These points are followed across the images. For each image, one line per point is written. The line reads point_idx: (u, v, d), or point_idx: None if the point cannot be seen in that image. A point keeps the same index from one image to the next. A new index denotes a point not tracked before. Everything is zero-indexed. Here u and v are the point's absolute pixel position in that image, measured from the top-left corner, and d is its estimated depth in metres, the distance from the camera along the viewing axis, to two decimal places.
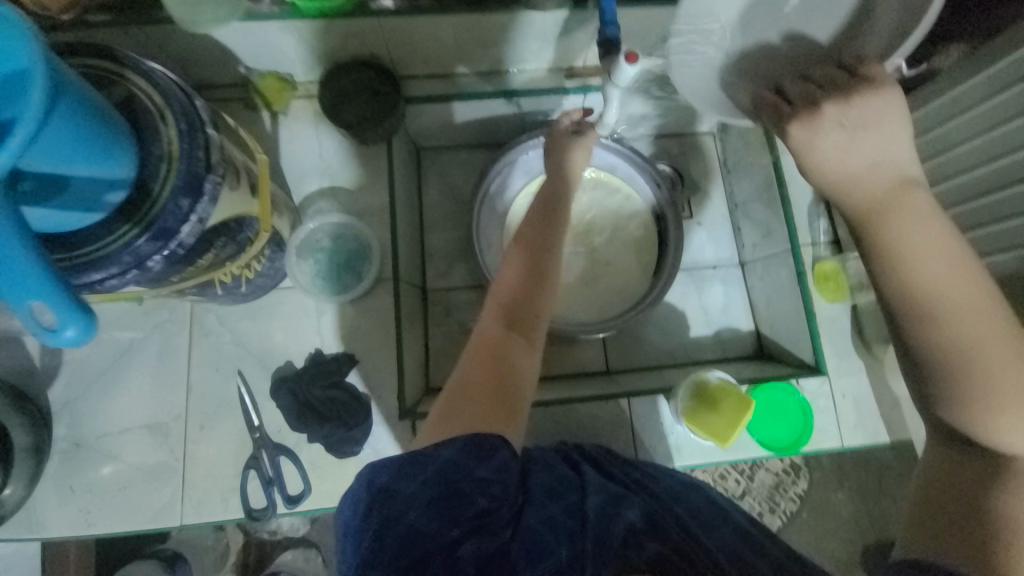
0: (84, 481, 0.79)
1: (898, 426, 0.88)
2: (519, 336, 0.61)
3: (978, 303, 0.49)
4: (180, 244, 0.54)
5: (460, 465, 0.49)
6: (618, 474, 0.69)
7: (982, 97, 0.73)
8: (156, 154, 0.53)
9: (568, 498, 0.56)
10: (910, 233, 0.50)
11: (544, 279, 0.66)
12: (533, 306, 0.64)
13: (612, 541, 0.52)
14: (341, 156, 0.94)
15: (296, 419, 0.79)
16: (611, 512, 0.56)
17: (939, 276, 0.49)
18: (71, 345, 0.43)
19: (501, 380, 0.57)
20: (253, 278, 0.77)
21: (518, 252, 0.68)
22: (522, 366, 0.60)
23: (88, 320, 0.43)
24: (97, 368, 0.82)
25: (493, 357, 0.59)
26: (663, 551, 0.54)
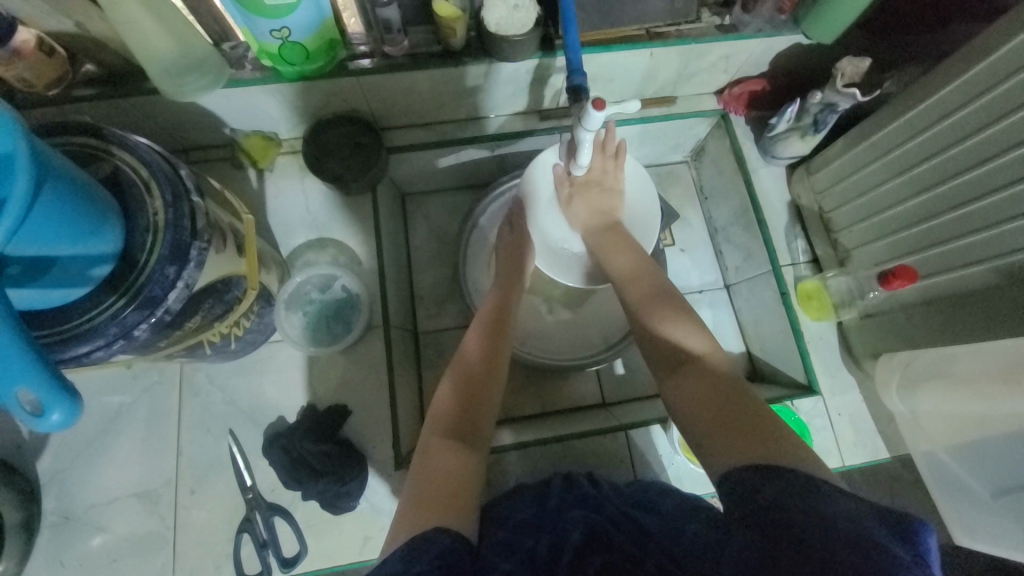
0: (72, 556, 0.76)
1: (896, 440, 0.88)
2: (460, 438, 0.63)
3: (652, 278, 0.74)
4: (168, 310, 0.55)
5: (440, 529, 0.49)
6: (587, 495, 0.67)
7: (928, 120, 0.72)
8: (143, 225, 0.54)
9: (525, 544, 0.57)
10: (620, 250, 0.78)
11: (489, 374, 0.69)
12: (476, 406, 0.66)
13: (560, 566, 0.54)
14: (328, 207, 0.95)
15: (290, 477, 0.78)
16: (561, 539, 0.58)
17: (624, 266, 0.76)
18: (57, 428, 0.44)
19: (440, 483, 0.57)
20: (242, 335, 0.77)
21: (469, 343, 0.73)
22: (464, 469, 0.60)
23: (73, 401, 0.44)
24: (86, 436, 0.80)
25: (433, 462, 0.59)
26: (609, 561, 0.54)
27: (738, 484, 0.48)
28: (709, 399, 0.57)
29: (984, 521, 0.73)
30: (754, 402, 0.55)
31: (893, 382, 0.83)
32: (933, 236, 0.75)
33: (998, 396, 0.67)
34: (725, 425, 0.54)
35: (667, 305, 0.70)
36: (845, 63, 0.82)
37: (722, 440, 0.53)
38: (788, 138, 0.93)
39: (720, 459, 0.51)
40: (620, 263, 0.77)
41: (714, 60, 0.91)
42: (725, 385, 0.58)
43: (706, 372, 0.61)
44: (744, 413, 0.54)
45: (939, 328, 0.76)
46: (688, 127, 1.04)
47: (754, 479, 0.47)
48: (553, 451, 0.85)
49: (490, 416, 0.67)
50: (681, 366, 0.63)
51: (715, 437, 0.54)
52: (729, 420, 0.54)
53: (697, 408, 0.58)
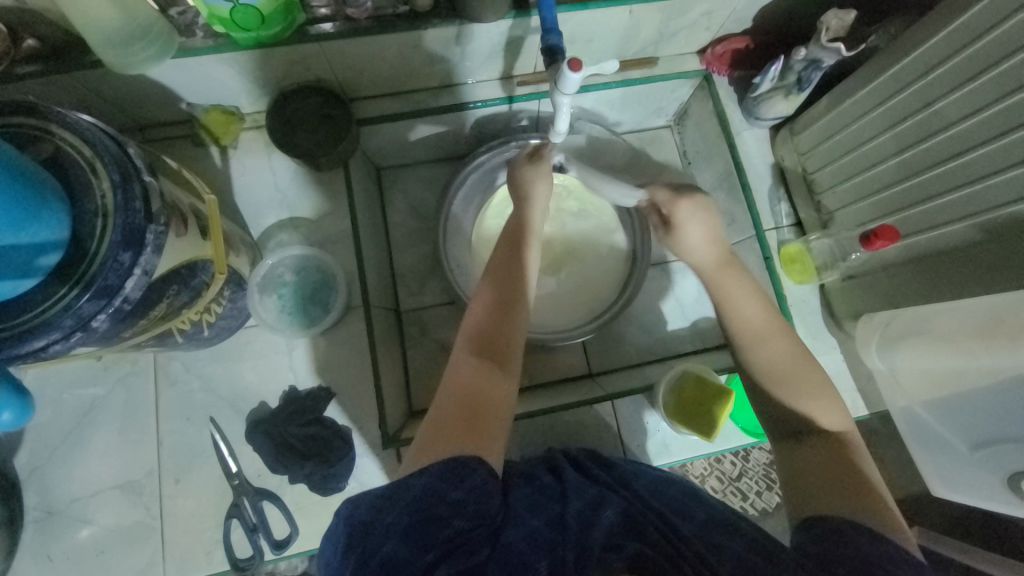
0: (57, 551, 0.75)
1: (875, 397, 0.90)
2: (493, 362, 0.64)
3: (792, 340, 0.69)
4: (126, 300, 0.52)
5: (436, 492, 0.50)
6: (601, 477, 0.67)
7: (913, 75, 0.70)
8: (90, 209, 0.51)
9: (550, 511, 0.57)
10: (737, 294, 0.73)
11: (516, 302, 0.69)
12: (503, 332, 0.66)
13: (592, 547, 0.52)
14: (299, 184, 0.91)
15: (276, 462, 0.77)
16: (590, 517, 0.56)
17: (755, 317, 0.71)
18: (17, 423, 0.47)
19: (475, 408, 0.59)
20: (215, 321, 0.75)
21: (494, 273, 0.72)
22: (496, 392, 0.61)
23: (24, 401, 0.46)
24: (61, 430, 0.78)
25: (468, 385, 0.61)
26: (642, 551, 0.53)
27: (829, 529, 0.53)
28: (821, 466, 0.59)
29: (961, 471, 0.76)
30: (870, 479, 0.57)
31: (873, 343, 0.84)
32: (914, 195, 0.74)
33: (975, 352, 0.68)
34: (840, 489, 0.56)
35: (809, 373, 0.66)
36: (829, 17, 0.79)
37: (831, 497, 0.56)
38: (772, 99, 0.91)
39: (812, 509, 0.55)
40: (745, 311, 0.72)
41: (696, 17, 0.88)
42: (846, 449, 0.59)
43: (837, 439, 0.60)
44: (861, 483, 0.56)
45: (920, 288, 0.77)
46: (670, 89, 1.01)
47: (845, 532, 0.51)
48: (542, 423, 0.86)
49: (520, 341, 0.67)
50: (799, 433, 0.63)
51: (813, 493, 0.57)
52: (833, 483, 0.57)
53: (802, 468, 0.59)
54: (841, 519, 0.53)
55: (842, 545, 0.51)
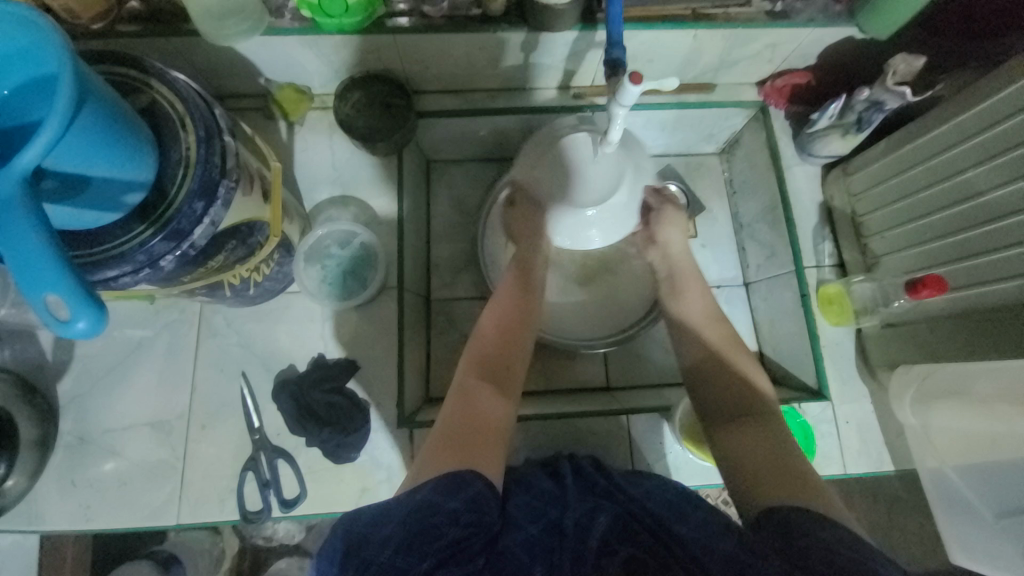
0: (85, 475, 0.80)
1: (903, 454, 0.86)
2: (494, 383, 0.67)
3: (735, 343, 0.76)
4: (193, 245, 0.56)
5: (432, 503, 0.51)
6: (598, 484, 0.67)
7: (978, 127, 0.69)
8: (175, 159, 0.55)
9: (547, 516, 0.58)
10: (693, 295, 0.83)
11: (519, 327, 0.75)
12: (505, 358, 0.71)
13: (587, 555, 0.53)
14: (354, 165, 0.96)
15: (296, 423, 0.80)
16: (586, 524, 0.57)
17: (699, 313, 0.81)
18: (83, 336, 0.45)
19: (473, 424, 0.61)
20: (261, 281, 0.79)
21: (500, 301, 0.78)
22: (497, 413, 0.64)
23: (100, 312, 0.46)
24: (107, 364, 0.83)
25: (469, 403, 0.64)
26: (636, 554, 0.54)
27: (786, 517, 0.53)
28: (762, 450, 0.62)
29: (984, 542, 0.72)
30: (796, 454, 0.62)
31: (907, 396, 0.80)
32: (966, 249, 0.72)
33: (1012, 418, 0.66)
34: (780, 472, 0.59)
35: (746, 362, 0.74)
36: (897, 61, 0.78)
37: (773, 484, 0.58)
38: (828, 136, 0.90)
39: (763, 504, 0.56)
40: (697, 305, 0.82)
41: (760, 48, 0.89)
42: (775, 431, 0.65)
43: (764, 424, 0.66)
44: (791, 461, 0.60)
45: (962, 345, 0.74)
46: (724, 117, 1.02)
47: (795, 519, 0.52)
48: (554, 427, 0.86)
49: (522, 370, 0.72)
50: (740, 419, 0.67)
51: (759, 482, 0.59)
52: (778, 469, 0.59)
53: (745, 456, 0.63)
54: (788, 509, 0.54)
55: (803, 538, 0.50)
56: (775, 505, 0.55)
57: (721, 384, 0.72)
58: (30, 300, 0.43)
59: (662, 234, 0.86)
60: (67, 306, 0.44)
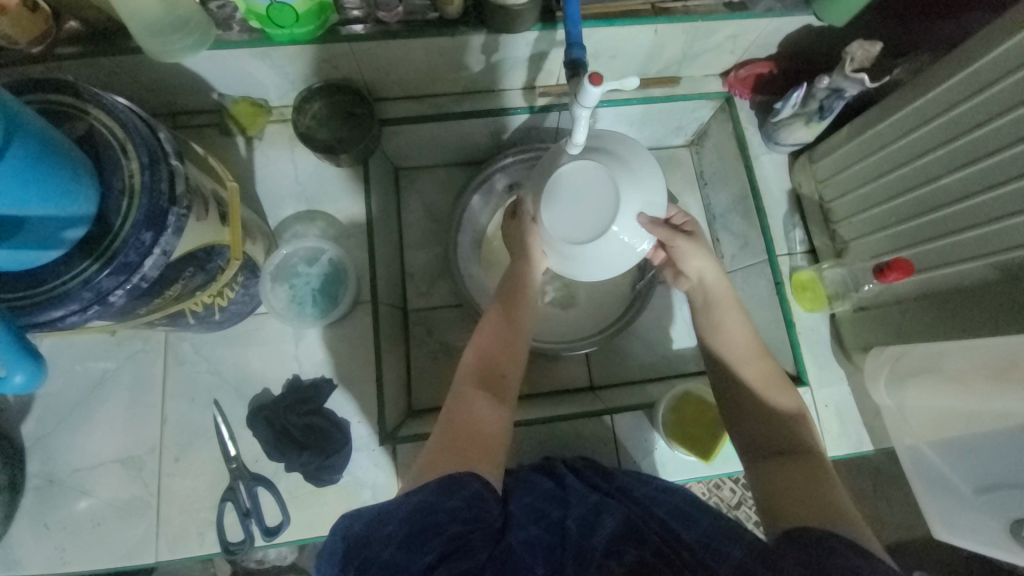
0: (56, 518, 0.76)
1: (881, 434, 0.88)
2: (492, 391, 0.63)
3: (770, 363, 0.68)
4: (144, 277, 0.54)
5: (431, 502, 0.50)
6: (603, 487, 0.69)
7: (936, 110, 0.70)
8: (117, 188, 0.53)
9: (550, 516, 0.59)
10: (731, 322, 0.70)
11: (515, 329, 0.69)
12: (504, 361, 0.66)
13: (592, 553, 0.53)
14: (319, 178, 0.93)
15: (274, 448, 0.78)
16: (591, 522, 0.58)
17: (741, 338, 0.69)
18: (21, 390, 0.44)
19: (472, 432, 0.58)
20: (227, 305, 0.76)
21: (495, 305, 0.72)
22: (495, 420, 0.60)
23: (37, 365, 0.44)
24: (71, 401, 0.80)
25: (464, 412, 0.60)
26: (643, 558, 0.53)
27: (818, 539, 0.50)
28: (794, 484, 0.58)
29: (963, 516, 0.74)
30: (833, 485, 0.57)
31: (881, 376, 0.81)
32: (931, 230, 0.73)
33: (987, 393, 0.66)
34: (814, 498, 0.55)
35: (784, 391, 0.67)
36: (855, 47, 0.79)
37: (803, 509, 0.55)
38: (792, 125, 0.91)
39: (790, 522, 0.54)
40: (736, 331, 0.70)
41: (721, 39, 0.89)
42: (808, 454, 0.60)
43: (797, 446, 0.62)
44: (826, 487, 0.57)
45: (929, 324, 0.75)
46: (690, 109, 1.03)
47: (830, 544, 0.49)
48: (539, 432, 0.85)
49: (520, 373, 0.67)
50: (781, 455, 0.61)
51: (791, 508, 0.56)
52: (810, 502, 0.55)
53: (783, 489, 0.57)
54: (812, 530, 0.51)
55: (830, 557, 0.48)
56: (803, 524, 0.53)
57: (749, 398, 0.67)
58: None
59: (691, 266, 0.72)
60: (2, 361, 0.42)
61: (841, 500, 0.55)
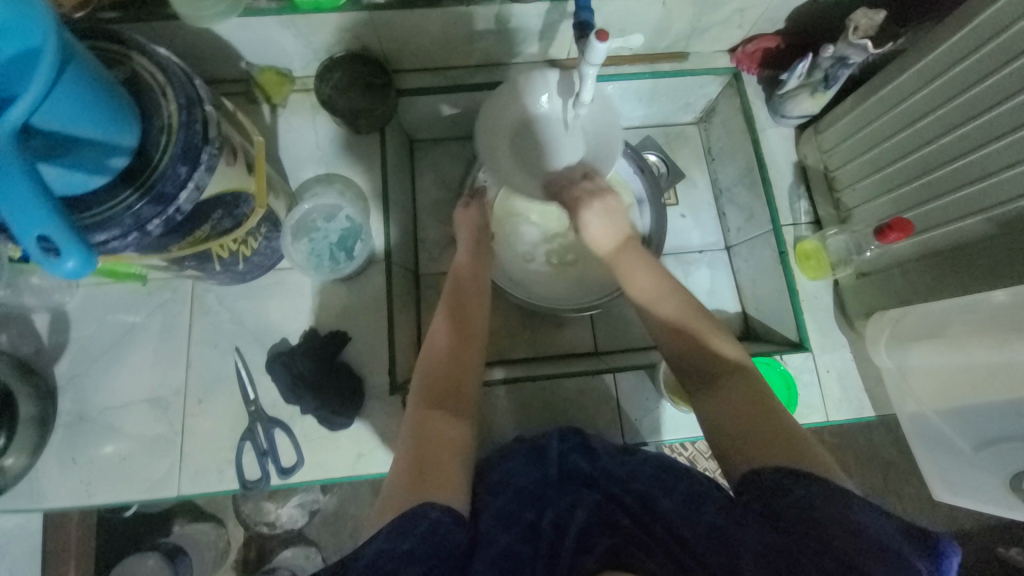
0: (85, 453, 0.81)
1: (883, 400, 0.88)
2: (445, 408, 0.65)
3: (687, 299, 0.70)
4: (178, 210, 0.59)
5: (386, 548, 0.51)
6: (581, 473, 0.72)
7: (935, 71, 0.71)
8: (157, 127, 0.57)
9: (524, 518, 0.64)
10: (637, 273, 0.74)
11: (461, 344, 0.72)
12: (454, 376, 0.69)
13: (566, 554, 0.61)
14: (338, 144, 0.97)
15: (290, 391, 0.82)
16: (565, 518, 0.65)
17: (649, 289, 0.72)
18: (71, 276, 0.47)
19: (428, 454, 0.60)
20: (250, 255, 0.81)
21: (439, 316, 0.75)
22: (449, 435, 0.63)
23: (89, 253, 0.47)
24: (101, 345, 0.85)
25: (421, 436, 0.62)
26: (617, 543, 0.62)
27: (775, 477, 0.52)
28: (742, 412, 0.59)
29: (964, 475, 0.74)
30: (780, 409, 0.58)
31: (882, 340, 0.82)
32: (932, 190, 0.74)
33: (973, 350, 0.68)
34: (769, 433, 0.55)
35: (710, 326, 0.68)
36: (859, 15, 0.81)
37: (754, 442, 0.55)
38: (797, 96, 0.93)
39: (743, 462, 0.55)
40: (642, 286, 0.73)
41: (728, 13, 0.92)
42: (756, 397, 0.60)
43: (742, 386, 0.62)
44: (767, 412, 0.58)
45: (930, 286, 0.77)
46: (698, 85, 1.05)
47: (784, 482, 0.51)
48: (542, 389, 0.88)
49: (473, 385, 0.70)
50: (716, 381, 0.63)
51: (736, 444, 0.57)
52: (759, 432, 0.56)
53: (727, 419, 0.59)
54: (775, 473, 0.52)
55: (786, 496, 0.51)
56: (758, 465, 0.54)
57: (697, 362, 0.66)
58: (22, 240, 0.45)
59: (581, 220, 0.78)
60: (59, 244, 0.45)
61: (808, 438, 0.55)
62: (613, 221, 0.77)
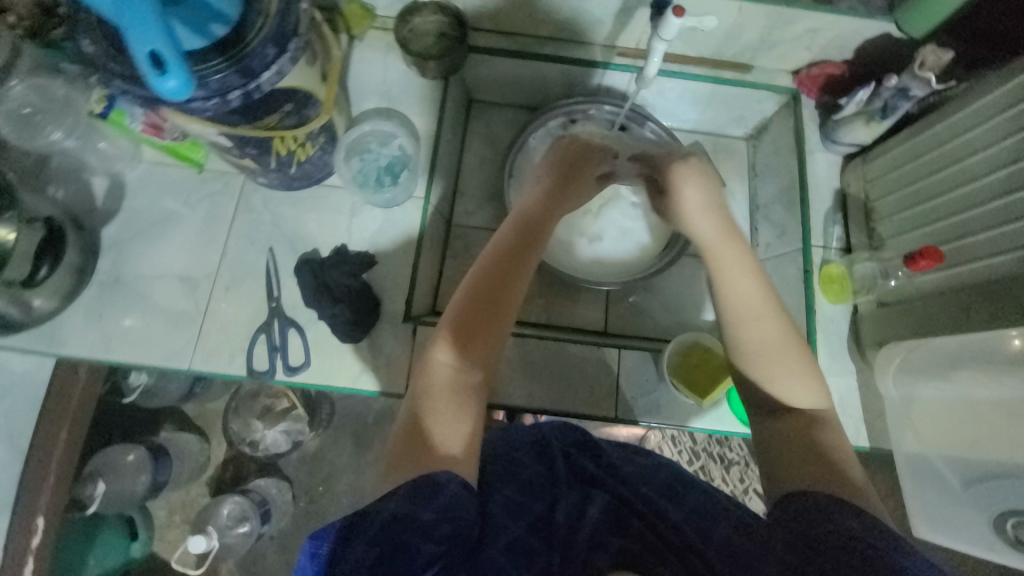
0: (111, 312, 0.85)
1: (880, 434, 0.88)
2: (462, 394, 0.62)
3: (783, 318, 0.67)
4: (258, 88, 0.62)
5: (403, 515, 0.50)
6: (586, 472, 0.67)
7: (993, 110, 0.72)
8: (255, 9, 0.61)
9: (533, 509, 0.59)
10: (731, 270, 0.70)
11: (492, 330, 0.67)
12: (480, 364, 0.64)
13: (578, 547, 0.56)
14: (404, 84, 1.02)
15: (312, 297, 0.86)
16: (576, 515, 0.60)
17: (756, 294, 0.68)
18: (169, 95, 0.53)
19: (437, 436, 0.58)
20: (303, 162, 0.85)
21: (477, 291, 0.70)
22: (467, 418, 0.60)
23: (188, 79, 0.53)
24: (149, 218, 0.90)
25: (434, 416, 0.59)
26: (626, 546, 0.58)
27: (811, 506, 0.54)
28: (796, 443, 0.61)
29: (947, 512, 0.77)
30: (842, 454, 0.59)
31: (890, 368, 0.81)
32: (968, 227, 0.75)
33: (973, 380, 0.73)
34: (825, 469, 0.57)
35: (803, 358, 0.65)
36: (928, 52, 0.83)
37: (806, 473, 0.57)
38: (853, 122, 0.94)
39: (792, 486, 0.57)
40: (742, 288, 0.68)
41: (801, 32, 0.94)
42: (808, 437, 0.61)
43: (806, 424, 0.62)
44: (823, 449, 0.59)
45: (949, 319, 0.75)
46: (756, 100, 1.08)
47: (826, 509, 0.53)
48: (547, 350, 0.89)
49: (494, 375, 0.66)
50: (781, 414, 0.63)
51: (789, 470, 0.59)
52: (811, 468, 0.58)
53: (784, 448, 0.61)
54: (817, 492, 0.54)
55: (832, 523, 0.51)
56: (805, 489, 0.56)
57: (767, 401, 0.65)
58: (134, 53, 0.51)
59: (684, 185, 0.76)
60: (167, 62, 0.51)
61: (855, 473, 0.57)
62: (709, 200, 0.75)
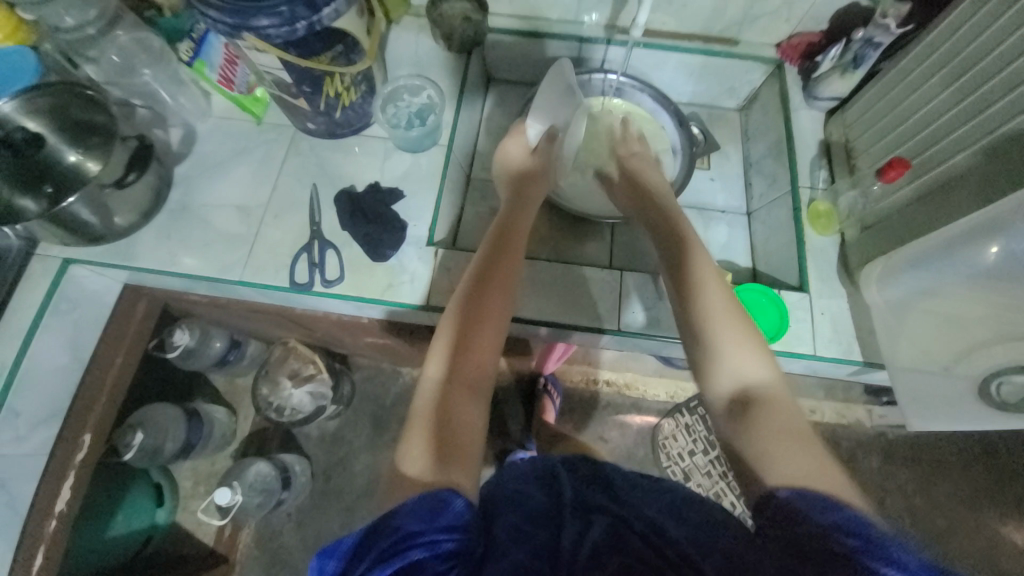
0: (178, 232, 0.99)
1: (873, 351, 0.92)
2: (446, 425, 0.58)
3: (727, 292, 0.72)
4: (320, 20, 0.77)
5: (406, 534, 0.46)
6: (591, 501, 0.57)
7: (943, 38, 0.83)
8: None
9: (540, 534, 0.51)
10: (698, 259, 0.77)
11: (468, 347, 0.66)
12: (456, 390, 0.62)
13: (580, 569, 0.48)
14: (432, 58, 1.18)
15: (348, 219, 0.99)
16: (580, 536, 0.52)
17: (703, 271, 0.75)
18: None
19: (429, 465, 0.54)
20: (346, 107, 1.01)
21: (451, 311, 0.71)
22: (457, 441, 0.57)
23: None
24: (215, 159, 1.05)
25: (423, 450, 0.56)
26: (629, 563, 0.50)
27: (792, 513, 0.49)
28: (778, 439, 0.56)
29: (929, 388, 0.86)
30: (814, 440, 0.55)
31: (874, 279, 0.89)
32: (933, 139, 0.84)
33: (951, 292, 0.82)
34: (803, 462, 0.52)
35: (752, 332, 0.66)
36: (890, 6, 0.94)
37: (785, 466, 0.53)
38: (830, 77, 1.05)
39: (769, 486, 0.52)
40: (699, 261, 0.77)
41: (778, 4, 1.07)
42: (775, 415, 0.58)
43: (778, 413, 0.58)
44: (798, 441, 0.55)
45: (927, 222, 0.84)
46: (745, 70, 1.20)
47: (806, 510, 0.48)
48: (557, 270, 0.98)
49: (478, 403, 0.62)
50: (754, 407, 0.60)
51: (767, 472, 0.53)
52: (794, 464, 0.53)
53: (753, 445, 0.57)
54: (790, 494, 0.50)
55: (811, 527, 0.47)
56: (776, 491, 0.51)
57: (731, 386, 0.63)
58: None
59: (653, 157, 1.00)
60: None
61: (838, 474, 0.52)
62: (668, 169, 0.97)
